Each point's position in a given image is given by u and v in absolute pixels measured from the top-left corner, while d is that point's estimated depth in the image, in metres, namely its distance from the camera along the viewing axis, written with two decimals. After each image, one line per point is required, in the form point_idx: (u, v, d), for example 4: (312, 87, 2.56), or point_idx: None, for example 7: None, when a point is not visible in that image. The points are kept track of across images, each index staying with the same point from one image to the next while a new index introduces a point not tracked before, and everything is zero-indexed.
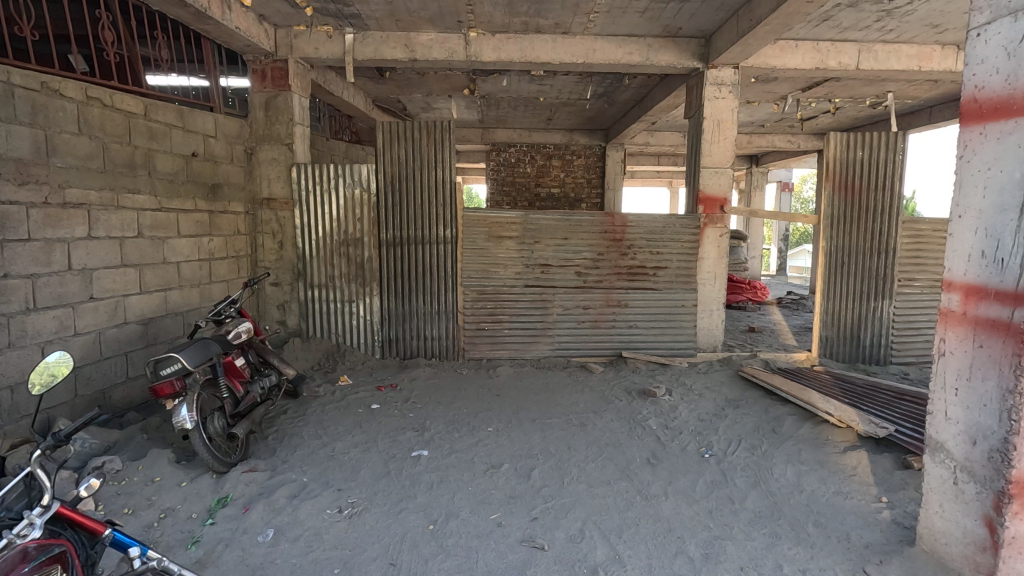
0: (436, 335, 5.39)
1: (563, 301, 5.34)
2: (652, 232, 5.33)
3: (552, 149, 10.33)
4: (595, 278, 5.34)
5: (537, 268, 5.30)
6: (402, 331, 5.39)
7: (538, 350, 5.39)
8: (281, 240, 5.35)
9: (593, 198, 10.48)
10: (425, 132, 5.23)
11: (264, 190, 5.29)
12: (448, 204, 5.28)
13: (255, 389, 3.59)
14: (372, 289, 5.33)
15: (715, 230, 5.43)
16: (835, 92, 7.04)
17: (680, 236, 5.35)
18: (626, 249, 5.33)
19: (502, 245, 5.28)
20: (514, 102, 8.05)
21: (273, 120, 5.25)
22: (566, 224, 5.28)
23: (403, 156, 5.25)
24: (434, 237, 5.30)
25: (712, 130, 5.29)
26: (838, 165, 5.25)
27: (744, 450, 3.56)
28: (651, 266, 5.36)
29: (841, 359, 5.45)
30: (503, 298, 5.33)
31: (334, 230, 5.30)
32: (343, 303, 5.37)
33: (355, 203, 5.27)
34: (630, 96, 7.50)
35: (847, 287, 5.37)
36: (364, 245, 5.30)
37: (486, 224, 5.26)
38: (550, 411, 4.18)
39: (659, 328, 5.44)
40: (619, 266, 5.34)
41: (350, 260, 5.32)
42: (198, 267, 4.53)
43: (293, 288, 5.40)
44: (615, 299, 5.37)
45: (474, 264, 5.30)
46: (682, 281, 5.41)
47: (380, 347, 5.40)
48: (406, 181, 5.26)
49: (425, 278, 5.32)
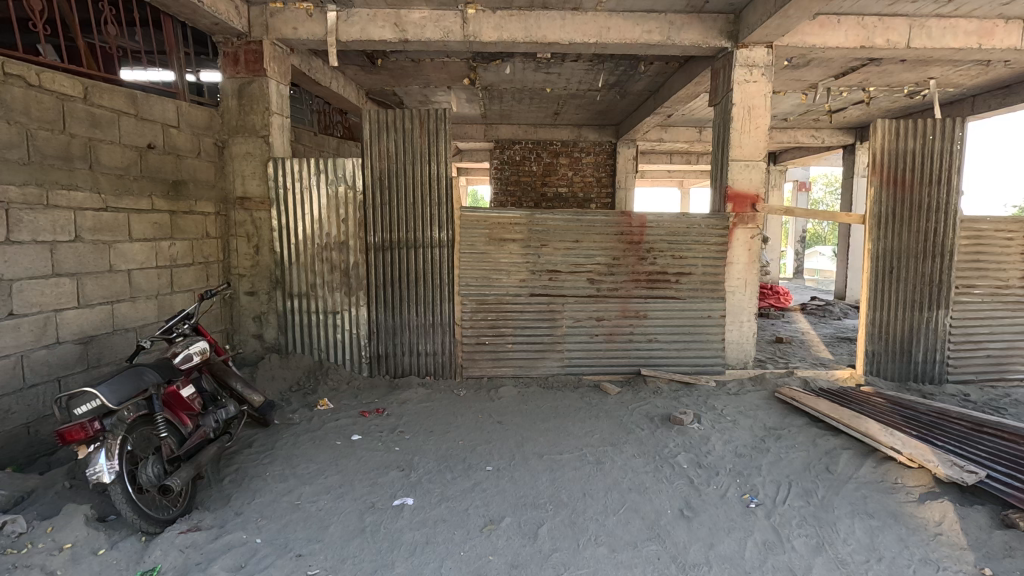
0: (430, 350, 4.78)
1: (575, 312, 4.73)
2: (674, 234, 4.71)
3: (559, 147, 9.74)
4: (609, 287, 4.73)
5: (544, 275, 4.70)
6: (392, 346, 4.79)
7: (546, 367, 4.78)
8: (257, 244, 4.77)
9: (603, 198, 9.87)
10: (418, 121, 4.63)
11: (238, 188, 4.72)
12: (444, 203, 4.67)
13: (209, 423, 3.00)
14: (359, 299, 4.74)
15: (746, 231, 4.78)
16: (872, 79, 6.41)
17: (707, 239, 4.72)
18: (645, 253, 4.71)
19: (504, 249, 4.68)
20: (518, 94, 7.47)
21: (246, 109, 4.66)
22: (578, 226, 4.68)
23: (393, 150, 4.66)
24: (428, 240, 4.70)
25: (743, 118, 4.66)
26: (886, 156, 4.63)
27: (797, 498, 2.93)
28: (673, 273, 4.74)
29: (889, 377, 4.80)
30: (506, 308, 4.72)
31: (316, 233, 4.71)
32: (326, 315, 4.78)
33: (339, 203, 4.68)
34: (644, 85, 6.90)
35: (895, 295, 4.74)
36: (350, 249, 4.70)
37: (487, 224, 4.67)
38: (561, 444, 3.57)
39: (682, 342, 4.81)
40: (637, 272, 4.73)
41: (334, 266, 4.73)
42: (154, 277, 3.95)
43: (271, 297, 4.82)
44: (632, 310, 4.75)
45: (474, 270, 4.70)
46: (709, 290, 4.78)
47: (368, 364, 4.80)
48: (397, 177, 4.67)
49: (418, 287, 4.72)
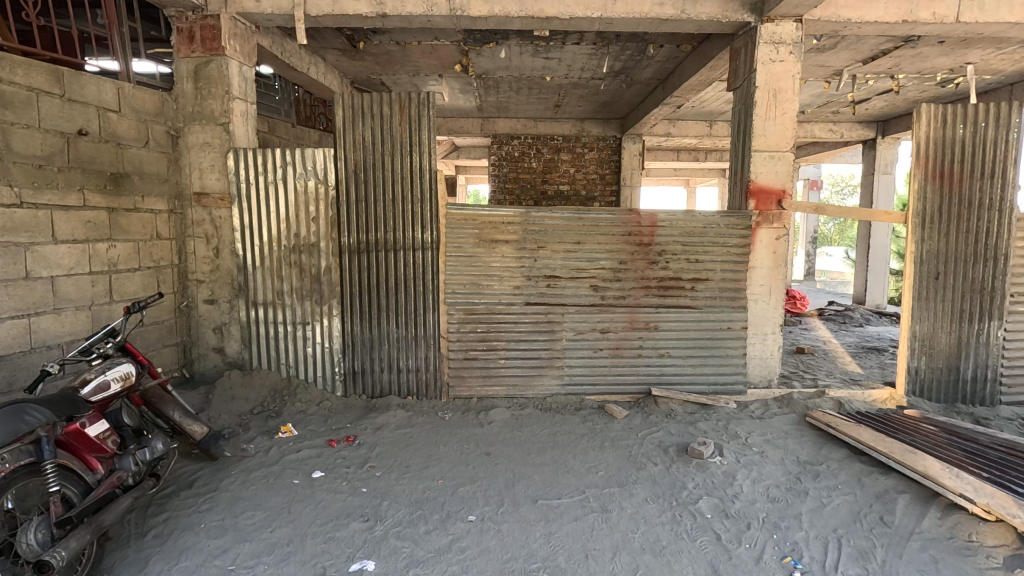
0: (412, 366, 4.22)
1: (576, 324, 4.17)
2: (689, 235, 4.14)
3: (560, 142, 9.16)
4: (614, 295, 4.17)
5: (542, 280, 4.14)
6: (369, 361, 4.23)
7: (543, 387, 4.21)
8: (217, 246, 4.22)
9: (607, 196, 9.28)
10: (398, 106, 4.08)
11: (194, 182, 4.17)
12: (427, 199, 4.12)
13: (127, 466, 2.46)
14: (332, 309, 4.19)
15: (771, 231, 4.20)
16: (903, 64, 5.84)
17: (726, 240, 4.15)
18: (656, 256, 4.14)
19: (496, 252, 4.12)
20: (516, 84, 6.92)
21: (203, 93, 4.11)
22: (580, 225, 4.12)
23: (370, 139, 4.11)
24: (409, 242, 4.14)
25: (767, 102, 4.08)
26: (931, 146, 4.06)
27: (851, 563, 2.36)
28: (688, 280, 4.18)
29: (934, 398, 4.23)
30: (498, 319, 4.16)
31: (282, 233, 4.16)
32: (295, 327, 4.23)
33: (308, 199, 4.13)
34: (653, 72, 6.34)
35: (941, 304, 4.17)
36: (321, 252, 4.15)
37: (476, 223, 4.11)
38: (559, 484, 3.00)
39: (697, 357, 4.24)
40: (646, 278, 4.17)
41: (303, 271, 4.18)
42: (87, 284, 3.41)
43: (233, 306, 4.27)
44: (640, 322, 4.19)
45: (462, 276, 4.14)
46: (728, 298, 4.20)
47: (342, 382, 4.25)
48: (374, 170, 4.12)
49: (398, 295, 4.17)
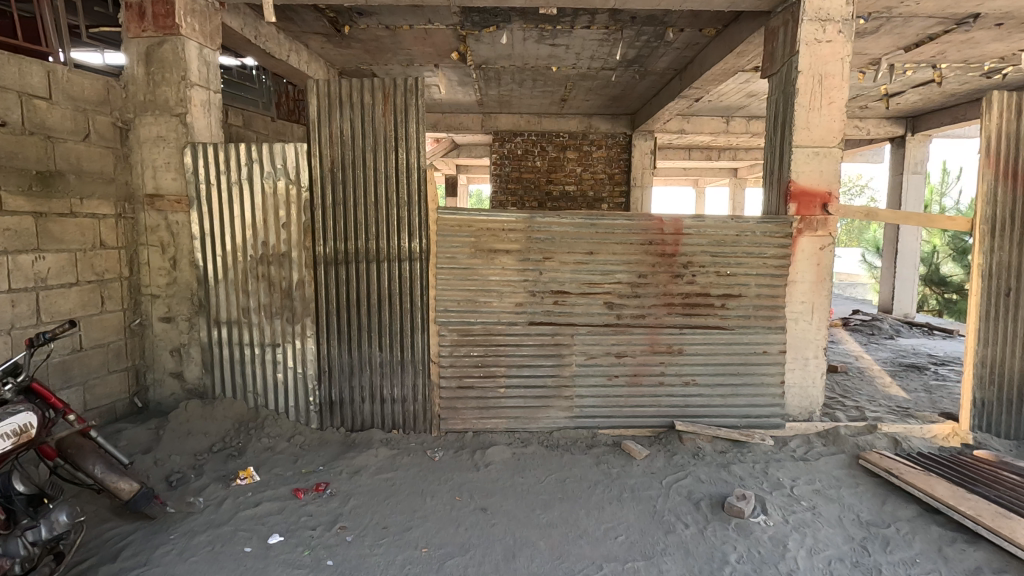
0: (397, 395, 3.66)
1: (588, 347, 3.61)
2: (719, 244, 3.57)
3: (566, 139, 8.58)
4: (632, 315, 3.60)
5: (548, 297, 3.58)
6: (348, 389, 3.67)
7: (549, 419, 3.65)
8: (174, 256, 3.66)
9: (616, 197, 8.68)
10: (381, 94, 3.52)
11: (148, 182, 3.62)
12: (415, 202, 3.55)
13: (13, 551, 1.91)
14: (305, 329, 3.64)
15: (814, 240, 3.61)
16: (950, 51, 5.25)
17: (762, 250, 3.58)
18: (681, 268, 3.57)
19: (496, 264, 3.55)
20: (518, 74, 6.34)
21: (156, 78, 3.55)
22: (593, 233, 3.55)
23: (348, 133, 3.54)
24: (395, 252, 3.57)
25: (812, 90, 3.50)
26: (1003, 141, 3.48)
27: None
28: (717, 296, 3.60)
29: (1002, 434, 3.64)
30: (497, 342, 3.59)
31: (248, 241, 3.60)
32: (264, 350, 3.67)
33: (278, 202, 3.57)
34: (669, 62, 5.76)
35: (1013, 325, 3.58)
36: (292, 263, 3.60)
37: (472, 230, 3.54)
38: (570, 557, 2.43)
39: (727, 386, 3.67)
40: (669, 294, 3.60)
41: (272, 286, 3.62)
42: (5, 305, 2.87)
43: (192, 325, 3.71)
44: (661, 344, 3.62)
45: (455, 292, 3.58)
46: (764, 317, 3.63)
47: (317, 412, 3.69)
48: (353, 169, 3.55)
49: (382, 314, 3.60)
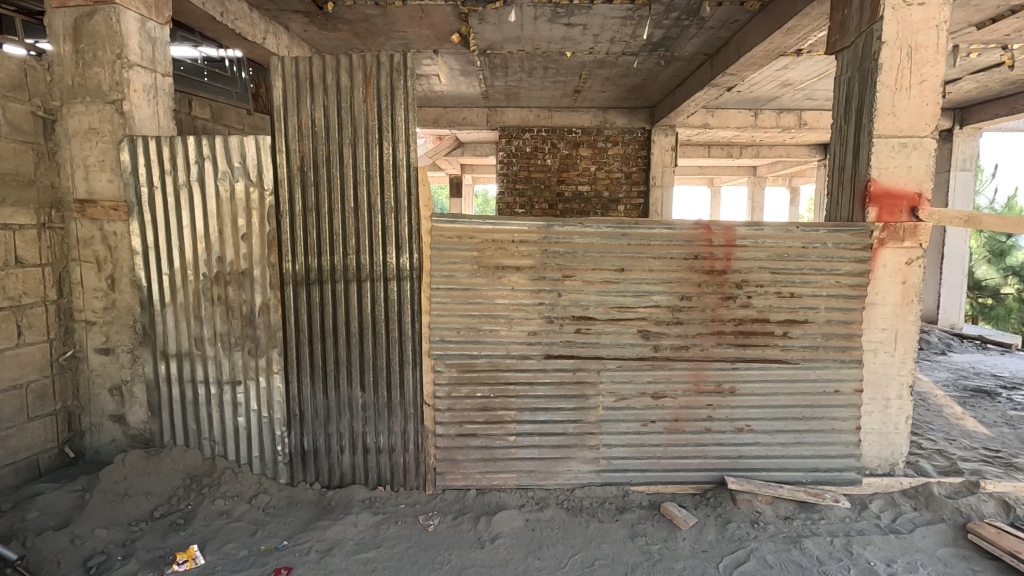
0: (383, 444, 2.99)
1: (617, 386, 2.93)
2: (781, 258, 2.87)
3: (579, 135, 7.87)
4: (672, 346, 2.92)
5: (569, 324, 2.89)
6: (323, 436, 3.00)
7: (570, 474, 2.97)
8: (112, 275, 3.01)
9: (633, 198, 7.95)
10: (360, 75, 2.84)
11: (78, 185, 2.97)
12: (403, 208, 2.88)
13: None
14: (272, 363, 2.98)
15: (900, 252, 2.90)
16: None
17: (835, 267, 2.88)
18: (733, 288, 2.88)
19: (504, 284, 2.87)
20: (528, 62, 5.67)
21: (86, 57, 2.89)
22: (624, 245, 2.86)
23: (321, 122, 2.87)
24: (379, 268, 2.90)
25: (898, 66, 2.80)
26: None
27: None
28: (778, 324, 2.91)
29: None
30: (506, 380, 2.92)
31: (199, 256, 2.93)
32: (221, 389, 3.01)
33: (235, 209, 2.90)
34: (699, 44, 5.07)
35: None
36: (254, 283, 2.94)
37: (475, 242, 2.86)
38: None
39: (790, 434, 2.97)
40: (719, 321, 2.91)
41: (231, 311, 2.96)
42: None
43: (136, 359, 3.05)
44: (708, 383, 2.94)
45: (453, 318, 2.90)
46: (835, 349, 2.93)
47: (287, 464, 3.03)
48: (328, 167, 2.88)
49: (364, 346, 2.93)
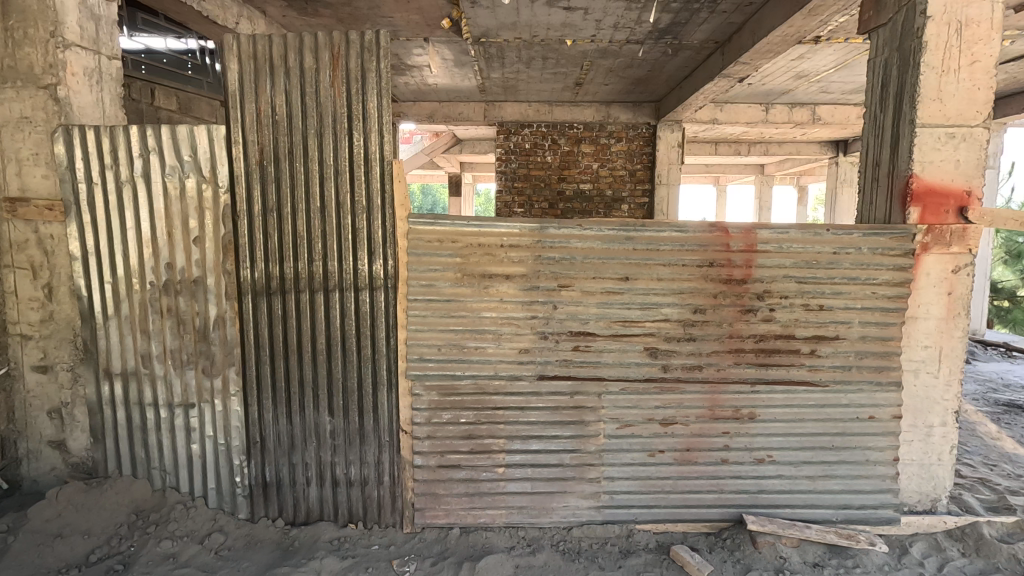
0: (354, 476, 2.63)
1: (621, 412, 2.57)
2: (809, 266, 2.50)
3: (581, 130, 7.51)
4: (684, 366, 2.55)
5: (566, 341, 2.53)
6: (287, 466, 2.65)
7: (567, 511, 2.61)
8: (49, 283, 2.66)
9: (637, 197, 7.55)
10: (327, 56, 2.48)
11: (10, 182, 2.61)
12: (376, 208, 2.53)
13: None
14: (228, 384, 2.63)
15: (945, 259, 2.53)
16: None
17: (870, 276, 2.51)
18: (754, 300, 2.51)
19: (491, 295, 2.51)
20: (526, 51, 5.31)
21: (16, 35, 2.53)
22: (628, 251, 2.50)
23: (282, 110, 2.51)
24: (349, 277, 2.54)
25: (946, 44, 2.42)
26: None
27: None
28: (804, 341, 2.54)
29: None
30: (493, 405, 2.56)
31: (145, 262, 2.58)
32: (172, 413, 2.66)
33: (186, 208, 2.54)
34: (710, 31, 4.70)
35: None
36: (208, 293, 2.58)
37: (458, 246, 2.50)
38: None
39: (819, 466, 2.60)
40: (737, 338, 2.54)
41: (183, 324, 2.61)
42: None
43: (76, 378, 2.70)
44: (725, 408, 2.57)
45: (432, 334, 2.54)
46: (871, 370, 2.56)
47: (247, 497, 2.68)
48: (291, 160, 2.52)
49: (332, 365, 2.58)
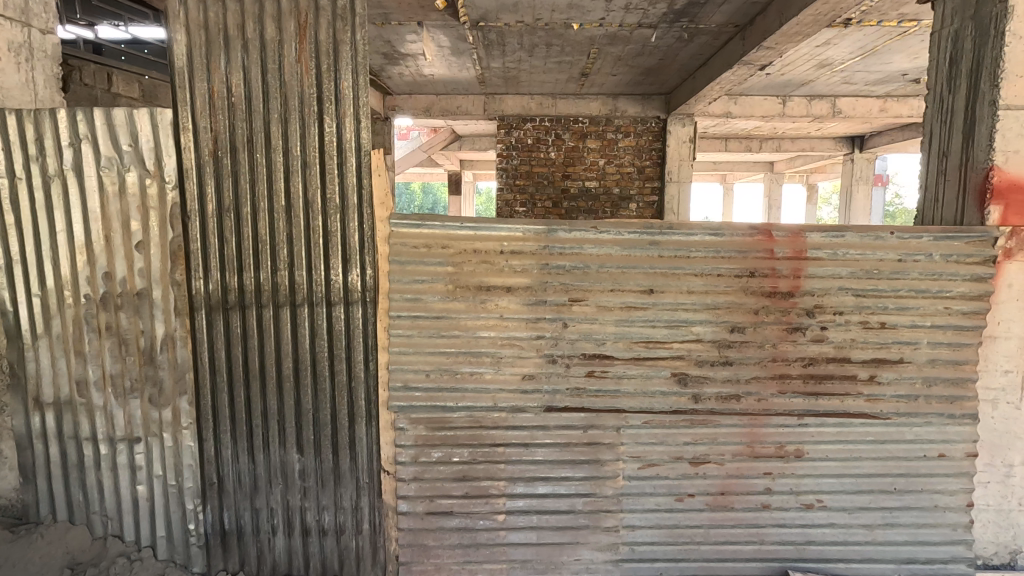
0: (328, 523, 2.23)
1: (643, 449, 2.17)
2: (869, 277, 2.10)
3: (586, 125, 7.10)
4: (718, 395, 2.15)
5: (578, 366, 2.13)
6: (249, 511, 2.24)
7: (581, 565, 2.20)
8: None
9: (647, 195, 7.13)
10: (292, 26, 2.08)
11: None
12: (352, 207, 2.13)
13: None
14: (179, 416, 2.23)
15: None
16: None
17: (940, 288, 2.10)
18: (803, 317, 2.11)
19: (490, 312, 2.11)
20: (528, 37, 4.90)
21: None
22: (652, 258, 2.10)
23: (239, 90, 2.10)
24: (320, 289, 2.14)
25: None
26: None
27: None
28: (862, 365, 2.13)
29: None
30: (492, 441, 2.16)
31: (79, 271, 2.17)
32: (115, 449, 2.26)
33: (126, 208, 2.14)
34: (731, 13, 4.28)
35: None
36: (153, 307, 2.18)
37: (450, 253, 2.11)
38: None
39: (878, 513, 2.19)
40: (783, 362, 2.13)
41: (125, 345, 2.21)
42: None
43: (2, 408, 2.29)
44: (767, 444, 2.17)
45: (419, 357, 2.14)
46: (941, 400, 2.15)
47: (202, 548, 2.27)
48: (250, 150, 2.11)
49: (301, 393, 2.17)
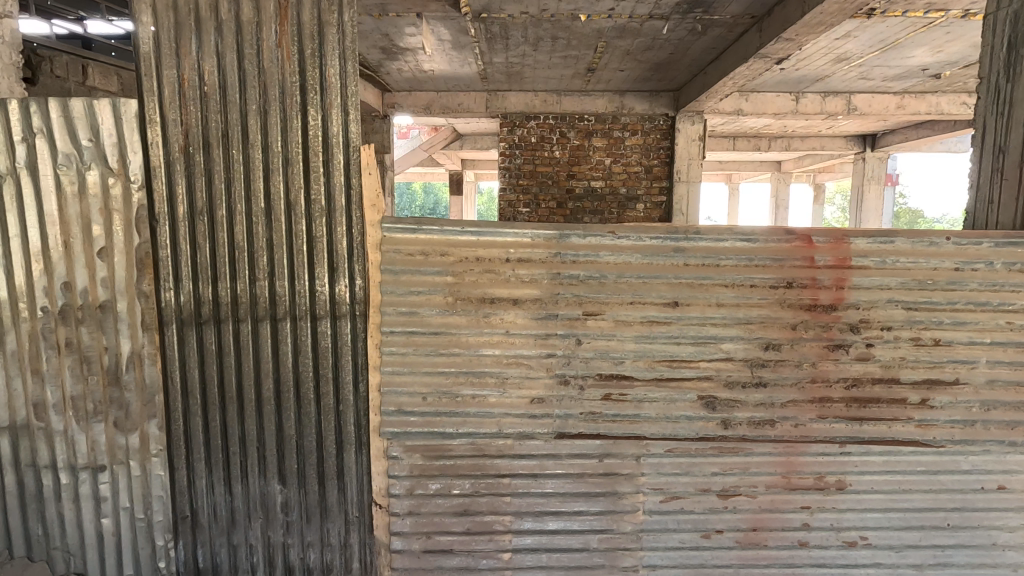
0: (313, 561, 2.00)
1: (666, 480, 1.93)
2: (920, 288, 1.86)
3: (592, 123, 6.86)
4: (750, 421, 1.91)
5: (594, 388, 1.89)
6: (227, 548, 2.01)
7: None
8: None
9: (654, 195, 6.90)
10: (272, 5, 1.84)
11: None
12: (339, 209, 1.89)
13: None
14: (148, 443, 2.00)
15: None
16: None
17: (1002, 301, 1.87)
18: (846, 333, 1.87)
19: (494, 327, 1.88)
20: (534, 30, 4.67)
21: None
22: (677, 267, 1.87)
23: (213, 77, 1.86)
24: (304, 302, 1.91)
25: None
26: None
27: None
28: (913, 387, 1.89)
29: None
30: (497, 472, 1.92)
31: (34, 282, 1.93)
32: (76, 479, 2.02)
33: (86, 211, 1.91)
34: (748, 3, 4.05)
35: None
36: (117, 322, 1.94)
37: (450, 261, 1.88)
38: None
39: (929, 552, 1.96)
40: (823, 383, 1.89)
41: (87, 364, 1.97)
42: None
43: None
44: (804, 475, 1.93)
45: (415, 378, 1.91)
46: (1001, 426, 1.91)
47: None
48: (225, 145, 1.88)
49: (283, 418, 1.94)
